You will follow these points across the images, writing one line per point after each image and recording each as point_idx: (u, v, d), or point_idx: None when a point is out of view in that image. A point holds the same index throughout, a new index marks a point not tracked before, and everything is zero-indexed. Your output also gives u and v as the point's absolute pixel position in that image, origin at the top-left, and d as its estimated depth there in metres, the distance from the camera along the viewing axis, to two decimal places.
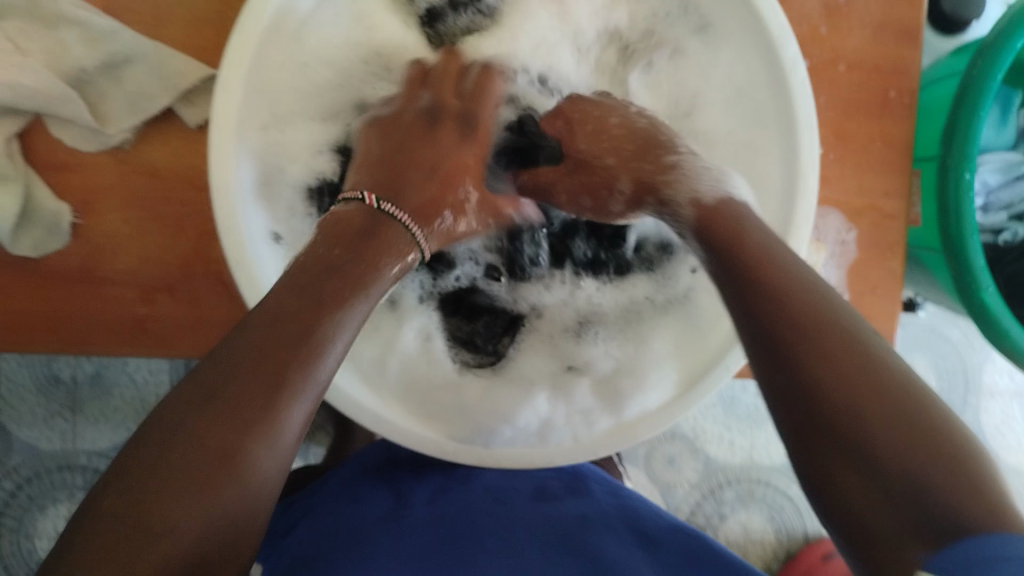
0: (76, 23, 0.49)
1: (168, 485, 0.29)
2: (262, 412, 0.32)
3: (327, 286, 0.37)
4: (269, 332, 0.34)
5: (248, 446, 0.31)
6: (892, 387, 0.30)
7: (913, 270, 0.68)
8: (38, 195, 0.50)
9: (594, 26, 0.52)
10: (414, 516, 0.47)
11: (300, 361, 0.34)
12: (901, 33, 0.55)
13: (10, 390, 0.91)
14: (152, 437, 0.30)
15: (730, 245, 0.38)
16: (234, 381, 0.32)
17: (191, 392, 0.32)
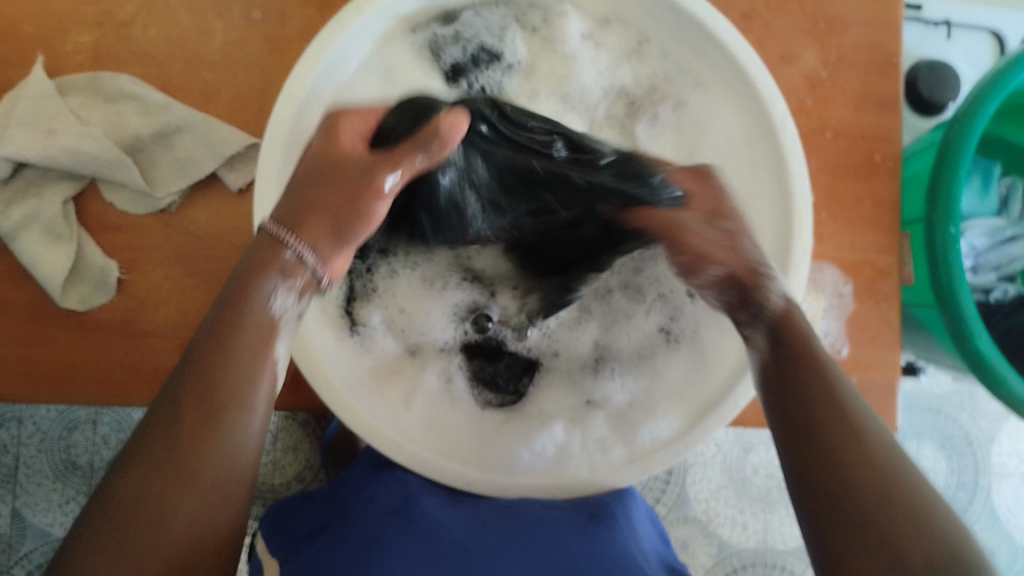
0: (133, 97, 0.55)
1: (102, 555, 0.35)
2: (180, 474, 0.36)
3: (229, 331, 0.39)
4: (181, 396, 0.37)
5: (169, 508, 0.36)
6: (899, 488, 0.37)
7: (912, 330, 0.72)
8: (88, 253, 0.54)
9: (599, 85, 0.56)
10: (422, 519, 0.50)
11: (208, 432, 0.37)
12: (881, 104, 0.60)
13: (28, 474, 0.93)
14: (96, 507, 0.36)
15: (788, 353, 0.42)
16: (153, 449, 0.36)
17: (125, 462, 0.37)
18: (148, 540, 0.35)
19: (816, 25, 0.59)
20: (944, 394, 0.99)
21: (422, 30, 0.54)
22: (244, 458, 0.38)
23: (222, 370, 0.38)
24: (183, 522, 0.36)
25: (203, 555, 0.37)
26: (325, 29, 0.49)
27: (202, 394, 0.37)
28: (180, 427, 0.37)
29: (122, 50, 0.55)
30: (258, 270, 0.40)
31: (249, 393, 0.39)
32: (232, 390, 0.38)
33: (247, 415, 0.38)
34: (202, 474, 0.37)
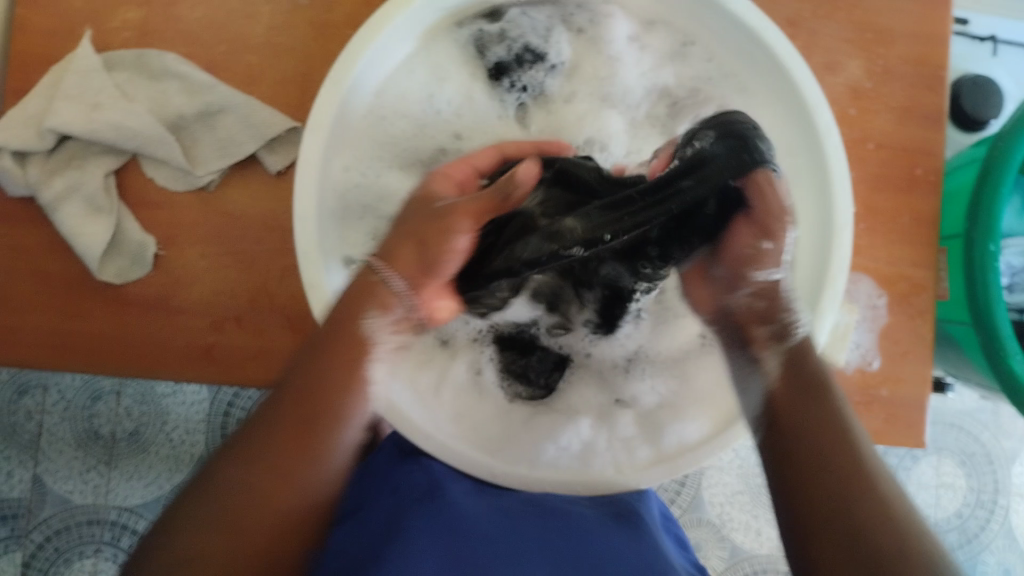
0: (178, 76, 0.55)
1: (207, 537, 0.38)
2: (285, 474, 0.40)
3: (334, 350, 0.42)
4: (288, 403, 0.41)
5: (272, 504, 0.39)
6: (910, 542, 0.36)
7: (944, 346, 0.71)
8: (127, 228, 0.55)
9: (642, 84, 0.57)
10: (450, 499, 0.51)
11: (310, 440, 0.41)
12: (926, 118, 0.59)
13: (51, 441, 0.94)
14: (202, 492, 0.39)
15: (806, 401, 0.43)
16: (261, 446, 0.40)
17: (235, 456, 0.40)
18: (244, 528, 0.38)
19: (862, 34, 0.59)
20: (966, 411, 0.98)
21: (468, 25, 0.54)
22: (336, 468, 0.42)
23: (325, 383, 0.42)
24: (275, 518, 0.39)
25: (287, 548, 0.40)
26: (371, 19, 0.48)
27: (304, 405, 0.41)
28: (282, 430, 0.40)
29: (169, 28, 0.56)
30: (356, 302, 0.43)
31: (341, 409, 0.42)
32: (331, 403, 0.42)
33: (341, 427, 0.42)
34: (297, 475, 0.40)
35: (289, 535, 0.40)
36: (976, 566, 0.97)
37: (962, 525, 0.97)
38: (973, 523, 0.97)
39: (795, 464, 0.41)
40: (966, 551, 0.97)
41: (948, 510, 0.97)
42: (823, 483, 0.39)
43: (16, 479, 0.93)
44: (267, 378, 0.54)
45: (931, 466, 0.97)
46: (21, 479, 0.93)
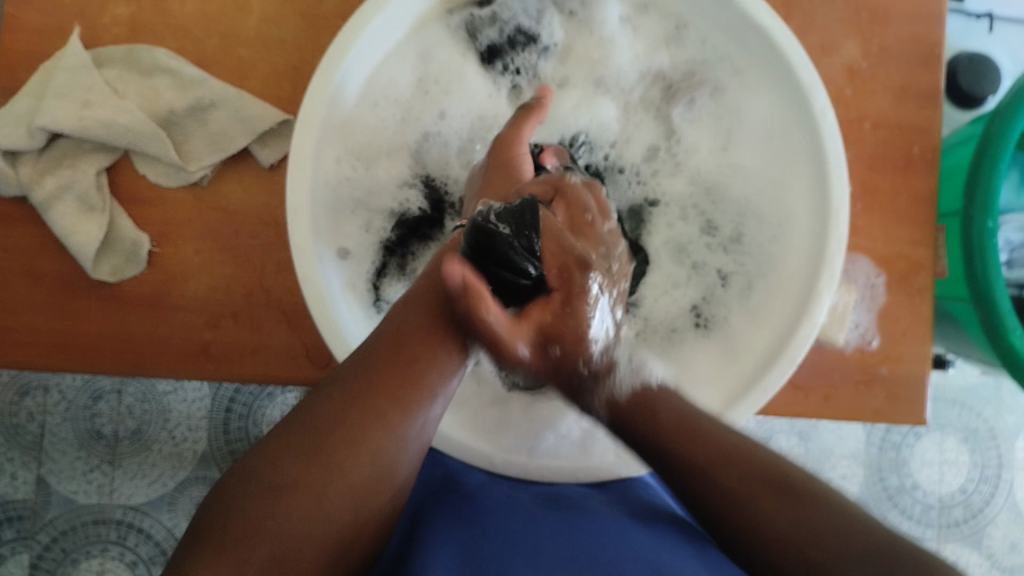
0: (168, 71, 0.55)
1: (309, 453, 0.38)
2: (386, 407, 0.40)
3: (430, 305, 0.45)
4: (389, 346, 0.42)
5: (375, 432, 0.39)
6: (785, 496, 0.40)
7: (943, 323, 0.71)
8: (120, 226, 0.54)
9: (635, 68, 0.56)
10: (463, 492, 0.50)
11: (409, 381, 0.41)
12: (923, 97, 0.59)
13: (53, 442, 0.94)
14: (304, 418, 0.39)
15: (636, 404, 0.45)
16: (365, 380, 0.41)
17: (336, 390, 0.41)
18: (346, 452, 0.38)
19: (858, 13, 0.58)
20: (967, 387, 0.98)
21: (458, 12, 0.54)
22: (430, 421, 0.42)
23: (421, 333, 0.43)
24: (380, 451, 0.39)
25: (383, 486, 0.39)
26: (359, 11, 0.48)
27: (403, 350, 0.42)
28: (388, 367, 0.41)
29: (158, 23, 0.55)
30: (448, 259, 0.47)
31: (436, 360, 0.43)
32: (430, 349, 0.43)
33: (439, 375, 0.43)
34: (398, 414, 0.40)
35: (389, 469, 0.39)
36: (981, 540, 0.98)
37: (967, 501, 0.98)
38: (977, 498, 0.98)
39: (715, 515, 0.41)
40: (970, 526, 0.98)
41: (952, 486, 0.97)
42: (714, 493, 0.41)
43: (20, 481, 0.93)
44: (266, 372, 0.54)
45: (935, 443, 0.98)
46: (25, 481, 0.93)
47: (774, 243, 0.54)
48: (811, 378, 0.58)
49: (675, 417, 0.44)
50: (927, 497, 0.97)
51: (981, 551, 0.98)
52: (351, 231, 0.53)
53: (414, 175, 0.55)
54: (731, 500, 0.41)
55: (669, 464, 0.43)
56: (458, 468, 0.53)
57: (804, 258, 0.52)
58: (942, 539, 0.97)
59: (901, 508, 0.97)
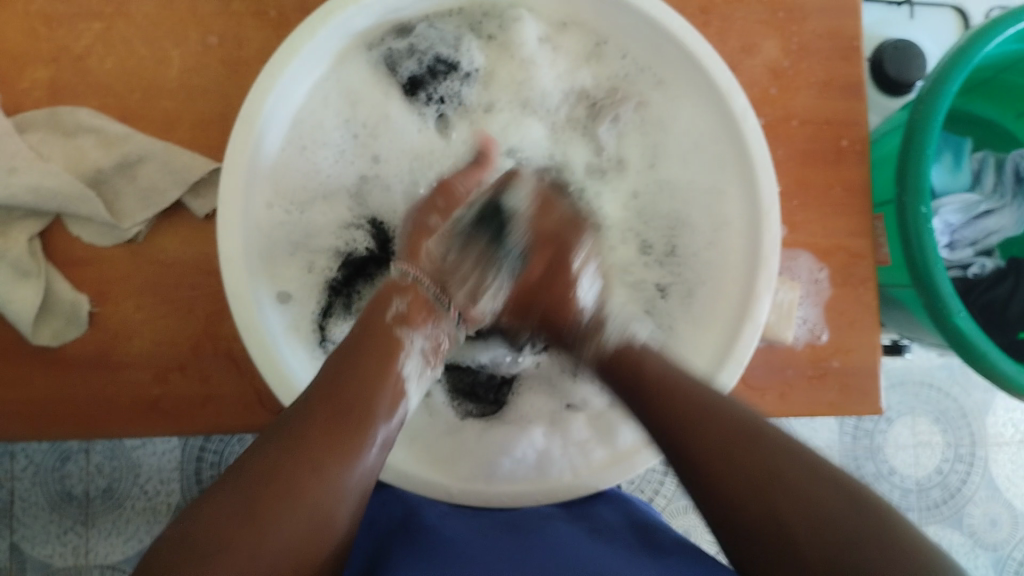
0: (93, 130, 0.55)
1: (236, 504, 0.38)
2: (319, 451, 0.40)
3: (362, 353, 0.46)
4: (323, 395, 0.43)
5: (310, 475, 0.39)
6: (785, 481, 0.40)
7: (891, 308, 0.72)
8: (58, 289, 0.54)
9: (559, 88, 0.57)
10: (425, 528, 0.49)
11: (342, 425, 0.42)
12: (846, 89, 0.59)
13: (24, 508, 0.92)
14: (245, 470, 0.39)
15: (632, 374, 0.48)
16: (299, 427, 0.41)
17: (274, 440, 0.41)
18: (288, 498, 0.38)
19: (775, 13, 0.59)
20: (930, 369, 0.99)
21: (377, 46, 0.54)
22: (370, 466, 0.42)
23: (355, 379, 0.44)
24: (316, 500, 0.39)
25: (328, 531, 0.39)
26: (275, 54, 0.48)
27: (335, 396, 0.43)
28: (322, 414, 0.42)
29: (79, 83, 0.55)
30: (381, 303, 0.49)
31: (370, 404, 0.44)
32: (367, 393, 0.44)
33: (379, 421, 0.43)
34: (334, 460, 0.41)
35: (332, 511, 0.40)
36: (962, 520, 0.98)
37: (944, 481, 0.98)
38: (954, 478, 0.98)
39: (678, 451, 0.44)
40: (950, 506, 0.98)
41: (928, 468, 0.98)
42: (713, 471, 0.42)
43: None
44: (220, 422, 0.53)
45: (906, 427, 0.99)
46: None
47: (710, 248, 0.55)
48: (765, 378, 0.58)
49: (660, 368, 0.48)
50: (905, 481, 0.98)
51: (963, 530, 0.98)
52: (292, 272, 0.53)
53: (358, 217, 0.55)
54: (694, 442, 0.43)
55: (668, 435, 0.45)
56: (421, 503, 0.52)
57: (742, 260, 0.53)
58: (923, 522, 0.98)
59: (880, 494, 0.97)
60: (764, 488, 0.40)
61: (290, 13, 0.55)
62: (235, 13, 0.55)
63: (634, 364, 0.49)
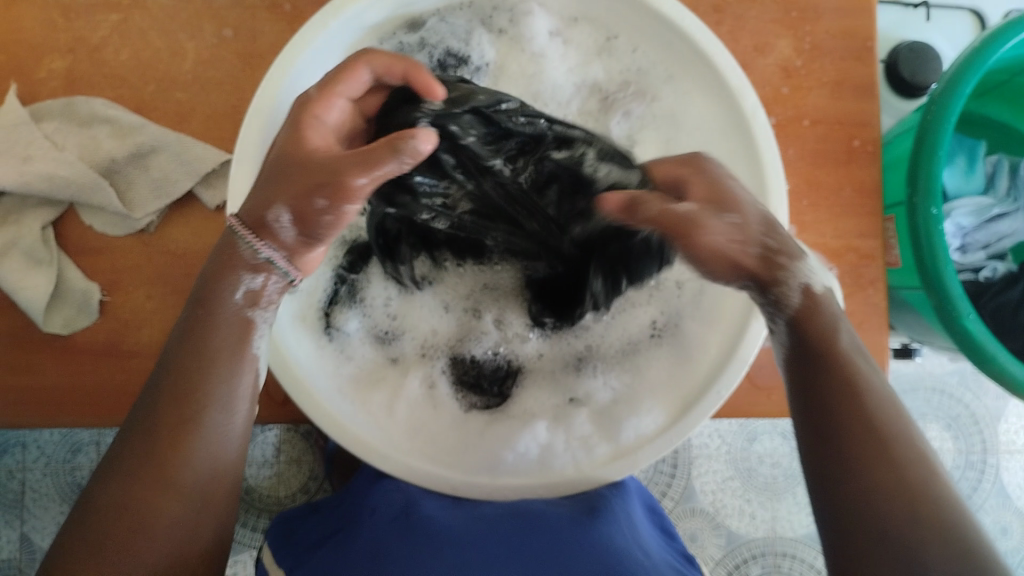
0: (107, 120, 0.55)
1: (97, 543, 0.37)
2: (165, 469, 0.39)
3: (201, 334, 0.41)
4: (166, 397, 0.40)
5: (159, 500, 0.39)
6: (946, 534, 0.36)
7: (902, 310, 0.71)
8: (70, 277, 0.54)
9: (570, 81, 0.58)
10: (433, 521, 0.49)
11: (191, 431, 0.40)
12: (858, 89, 0.59)
13: (35, 499, 0.93)
14: (101, 497, 0.38)
15: (814, 344, 0.42)
16: (147, 445, 0.39)
17: (122, 459, 0.39)
18: (128, 546, 0.37)
19: (788, 12, 0.59)
20: (941, 374, 0.98)
21: (388, 40, 0.54)
22: (222, 456, 0.41)
23: (196, 371, 0.40)
24: (174, 521, 0.39)
25: (188, 558, 0.39)
26: (288, 45, 0.48)
27: (180, 396, 0.40)
28: (166, 419, 0.39)
29: (94, 74, 0.55)
30: (225, 268, 0.42)
31: (219, 393, 0.41)
32: (205, 391, 0.40)
33: (218, 416, 0.41)
34: (182, 473, 0.39)
35: (187, 541, 0.39)
36: None
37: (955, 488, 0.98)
38: (965, 485, 0.98)
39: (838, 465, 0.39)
40: None
41: None
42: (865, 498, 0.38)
43: (4, 539, 0.92)
44: None
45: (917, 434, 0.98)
46: (9, 540, 0.92)
47: None
48: (772, 377, 0.57)
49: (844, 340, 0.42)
50: None
51: None
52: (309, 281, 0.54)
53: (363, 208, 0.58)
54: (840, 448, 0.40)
55: (832, 434, 0.40)
56: (418, 493, 0.52)
57: None
58: None
59: None
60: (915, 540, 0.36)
61: (305, 5, 0.56)
62: (249, 6, 0.55)
63: (823, 330, 0.42)
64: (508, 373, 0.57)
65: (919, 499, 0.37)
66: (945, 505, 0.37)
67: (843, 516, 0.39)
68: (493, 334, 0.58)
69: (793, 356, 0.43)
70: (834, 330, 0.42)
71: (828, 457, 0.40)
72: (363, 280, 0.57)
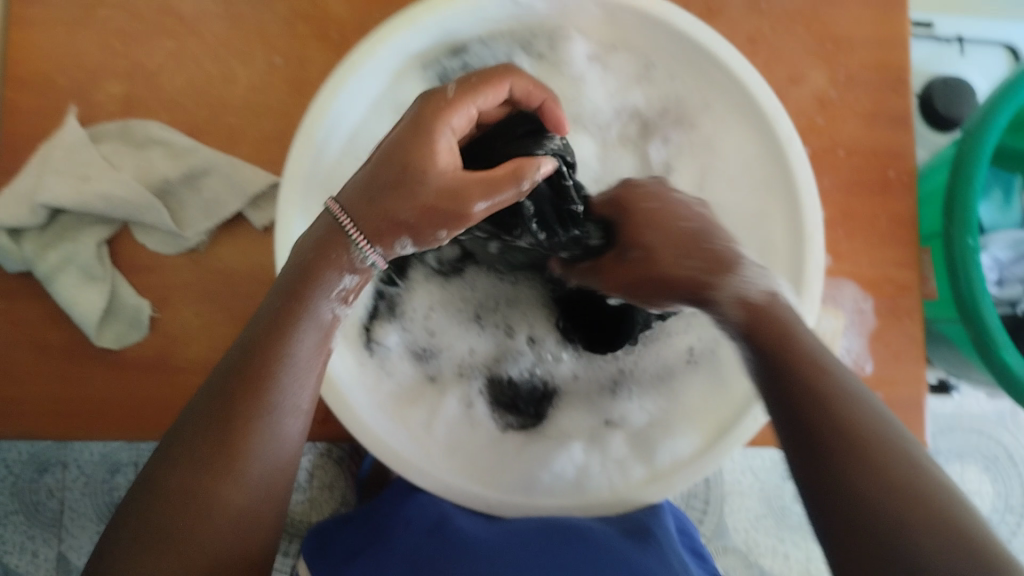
0: (162, 143, 0.58)
1: (162, 522, 0.38)
2: (228, 454, 0.39)
3: (276, 325, 0.41)
4: (235, 383, 0.40)
5: (221, 484, 0.39)
6: (917, 495, 0.34)
7: (939, 345, 0.71)
8: (123, 293, 0.56)
9: (611, 104, 0.60)
10: (472, 539, 0.49)
11: (258, 417, 0.40)
12: (892, 121, 0.60)
13: (73, 518, 0.94)
14: (163, 478, 0.39)
15: (775, 344, 0.41)
16: (213, 429, 0.39)
17: (183, 440, 0.40)
18: (196, 527, 0.38)
19: (823, 45, 0.60)
20: (981, 414, 0.97)
21: (432, 65, 0.56)
22: (284, 446, 0.41)
23: (269, 360, 0.41)
24: (233, 506, 0.39)
25: (246, 546, 0.40)
26: (338, 68, 0.50)
27: (249, 383, 0.40)
28: (236, 406, 0.40)
29: (152, 100, 0.58)
30: (319, 262, 0.43)
31: (287, 383, 0.41)
32: (278, 381, 0.41)
33: (286, 408, 0.41)
34: (243, 461, 0.40)
35: (245, 527, 0.40)
36: None
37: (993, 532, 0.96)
38: (1004, 529, 0.96)
39: (812, 443, 0.37)
40: None
41: None
42: (836, 472, 0.36)
43: (41, 558, 0.94)
44: None
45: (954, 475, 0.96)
46: (47, 558, 0.94)
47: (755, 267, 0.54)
48: None
49: (804, 336, 0.41)
50: None
51: None
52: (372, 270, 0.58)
53: None
54: (826, 453, 0.36)
55: (805, 416, 0.38)
56: (452, 510, 0.53)
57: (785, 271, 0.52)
58: None
59: None
60: (883, 503, 0.34)
61: (353, 36, 0.58)
62: (298, 35, 0.58)
63: (778, 327, 0.41)
64: (545, 396, 0.59)
65: (898, 485, 0.34)
66: (922, 490, 0.34)
67: (827, 498, 0.36)
68: (525, 360, 0.59)
69: (756, 362, 0.41)
70: (777, 318, 0.42)
71: (806, 445, 0.37)
72: (404, 299, 0.58)
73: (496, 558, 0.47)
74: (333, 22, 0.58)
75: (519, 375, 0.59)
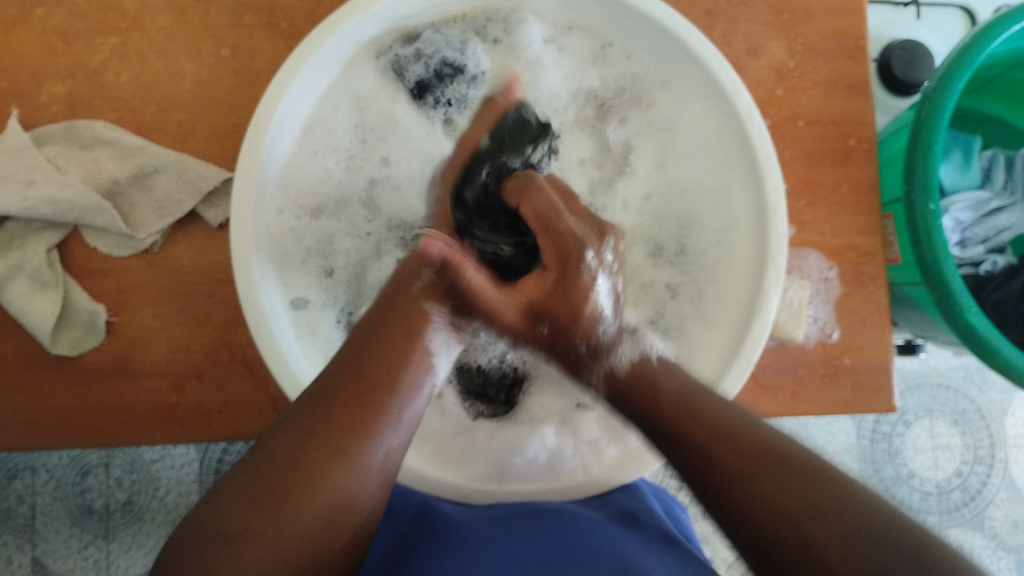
0: (108, 142, 0.56)
1: (277, 482, 0.37)
2: (343, 431, 0.40)
3: (388, 333, 0.45)
4: (349, 376, 0.42)
5: (340, 456, 0.39)
6: (835, 507, 0.35)
7: (904, 308, 0.72)
8: (75, 298, 0.55)
9: (567, 89, 0.58)
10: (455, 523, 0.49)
11: (372, 403, 0.42)
12: (850, 89, 0.60)
13: (45, 523, 0.92)
14: (280, 445, 0.39)
15: (678, 409, 0.44)
16: (332, 407, 0.41)
17: (302, 417, 0.40)
18: (308, 492, 0.38)
19: (779, 15, 0.59)
20: (947, 370, 0.98)
21: (384, 54, 0.55)
22: (393, 447, 0.42)
23: (381, 356, 0.44)
24: (343, 480, 0.39)
25: (342, 527, 0.38)
26: (288, 60, 0.49)
27: (360, 376, 0.42)
28: (348, 392, 0.41)
29: (96, 99, 0.56)
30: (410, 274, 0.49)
31: (396, 379, 0.43)
32: (391, 378, 0.43)
33: (399, 405, 0.43)
34: (355, 442, 0.40)
35: (347, 507, 0.39)
36: (984, 522, 0.97)
37: (964, 484, 0.97)
38: (974, 480, 0.98)
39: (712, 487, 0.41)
40: (971, 509, 0.97)
41: (948, 471, 0.97)
42: (739, 511, 0.39)
43: (15, 564, 0.92)
44: (236, 429, 0.54)
45: (924, 431, 0.98)
46: (20, 564, 0.92)
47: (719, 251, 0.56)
48: (778, 376, 0.57)
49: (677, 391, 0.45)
50: (924, 484, 0.97)
51: (985, 533, 0.97)
52: (348, 241, 0.56)
53: (374, 224, 0.57)
54: (750, 489, 0.38)
55: (723, 467, 0.40)
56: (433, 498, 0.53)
57: (750, 252, 0.53)
58: (943, 525, 0.97)
59: (900, 498, 0.96)
60: (803, 523, 0.36)
61: (301, 24, 0.57)
62: (247, 27, 0.56)
63: (666, 390, 0.45)
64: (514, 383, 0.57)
65: (809, 503, 0.36)
66: (834, 499, 0.36)
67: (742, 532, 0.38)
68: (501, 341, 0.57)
69: (665, 434, 0.44)
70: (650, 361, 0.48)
71: (725, 494, 0.40)
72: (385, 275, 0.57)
73: (477, 543, 0.47)
74: (282, 14, 0.56)
75: (488, 363, 0.57)
